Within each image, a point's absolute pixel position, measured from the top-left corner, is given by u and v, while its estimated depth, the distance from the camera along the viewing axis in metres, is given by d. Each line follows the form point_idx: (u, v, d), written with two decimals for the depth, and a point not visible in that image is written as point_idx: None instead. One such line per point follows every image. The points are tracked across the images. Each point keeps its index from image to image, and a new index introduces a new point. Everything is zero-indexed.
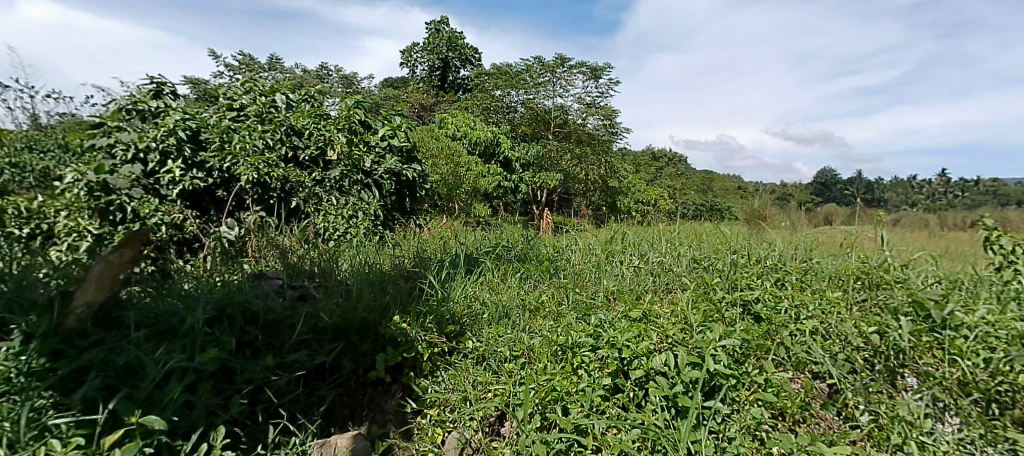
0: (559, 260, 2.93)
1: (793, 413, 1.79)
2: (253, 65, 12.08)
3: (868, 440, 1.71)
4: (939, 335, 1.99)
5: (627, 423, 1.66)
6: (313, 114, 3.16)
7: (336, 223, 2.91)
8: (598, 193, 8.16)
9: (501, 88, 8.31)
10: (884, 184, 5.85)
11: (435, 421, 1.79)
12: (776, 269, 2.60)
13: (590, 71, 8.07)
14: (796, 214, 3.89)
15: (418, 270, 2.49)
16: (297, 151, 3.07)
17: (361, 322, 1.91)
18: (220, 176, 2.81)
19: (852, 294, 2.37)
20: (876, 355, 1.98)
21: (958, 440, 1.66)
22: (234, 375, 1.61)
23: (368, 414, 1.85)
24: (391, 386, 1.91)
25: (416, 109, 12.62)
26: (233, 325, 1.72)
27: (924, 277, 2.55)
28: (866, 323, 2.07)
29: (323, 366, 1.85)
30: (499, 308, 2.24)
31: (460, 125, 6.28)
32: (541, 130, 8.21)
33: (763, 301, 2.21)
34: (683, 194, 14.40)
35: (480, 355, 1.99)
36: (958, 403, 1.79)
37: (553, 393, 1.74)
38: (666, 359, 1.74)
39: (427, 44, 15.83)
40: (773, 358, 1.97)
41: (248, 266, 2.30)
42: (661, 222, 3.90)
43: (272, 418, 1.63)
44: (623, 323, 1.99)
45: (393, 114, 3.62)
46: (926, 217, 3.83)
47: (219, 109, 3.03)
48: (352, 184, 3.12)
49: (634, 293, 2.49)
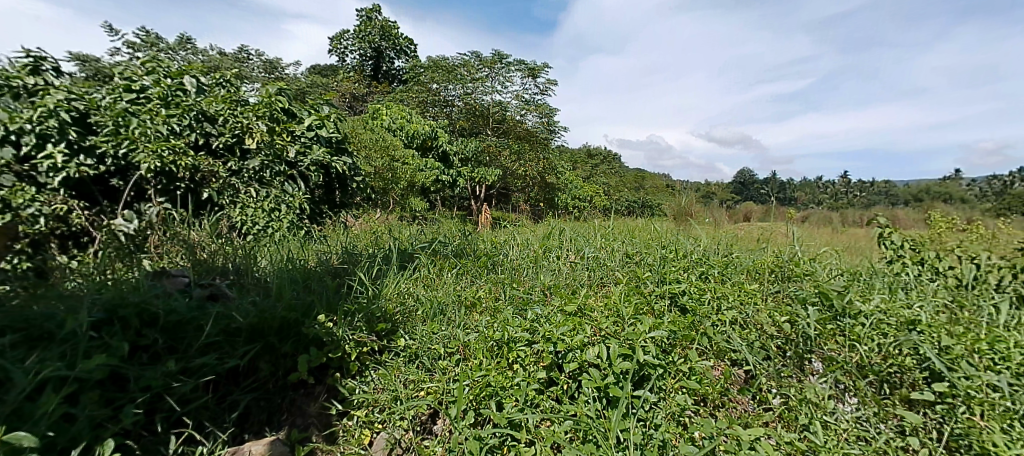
0: (496, 255, 2.92)
1: (713, 398, 1.90)
2: (157, 45, 11.06)
3: (779, 421, 1.84)
4: (840, 322, 2.16)
5: (560, 415, 1.69)
6: (229, 99, 2.89)
7: (254, 217, 2.78)
8: (535, 189, 8.28)
9: (437, 81, 8.07)
10: (794, 185, 6.38)
11: (362, 422, 1.73)
12: (700, 263, 2.76)
13: (527, 69, 8.11)
14: (718, 211, 4.13)
15: (346, 266, 2.38)
16: (209, 138, 2.84)
17: (280, 322, 1.79)
18: (115, 163, 2.53)
19: (767, 286, 2.58)
20: (788, 342, 2.15)
21: (854, 418, 1.82)
22: (127, 382, 1.46)
23: (287, 418, 1.72)
24: (314, 388, 1.81)
25: (345, 100, 12.30)
26: (127, 328, 1.56)
27: (829, 270, 2.80)
28: (779, 313, 2.25)
29: (237, 369, 1.71)
30: (435, 304, 2.21)
31: (394, 117, 6.23)
32: (479, 125, 8.13)
33: (689, 293, 2.34)
34: (619, 191, 14.94)
35: (412, 353, 1.95)
36: (856, 384, 1.95)
37: (488, 388, 1.74)
38: (599, 351, 1.80)
39: (358, 31, 15.26)
40: (697, 348, 2.09)
41: (148, 263, 2.10)
42: (596, 217, 4.01)
43: (174, 428, 1.49)
44: (559, 317, 2.04)
45: (321, 103, 3.41)
46: (830, 214, 4.19)
47: (114, 89, 2.72)
48: (273, 176, 2.94)
49: (570, 287, 2.54)
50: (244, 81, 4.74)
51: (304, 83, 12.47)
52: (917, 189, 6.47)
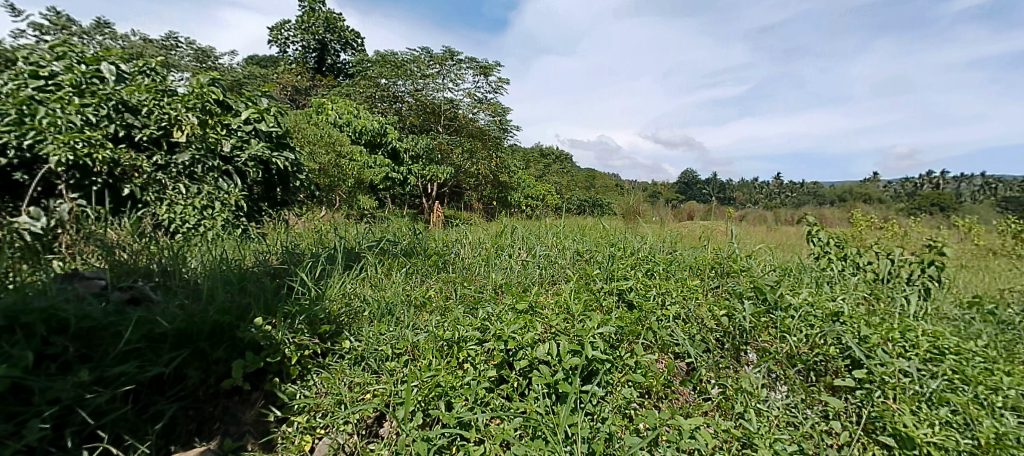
0: (447, 254, 2.89)
1: (657, 391, 1.97)
2: (69, 28, 10.14)
3: (716, 410, 1.95)
4: (773, 315, 2.29)
5: (509, 413, 1.70)
6: (153, 89, 2.70)
7: (184, 215, 2.61)
8: (488, 187, 8.29)
9: (386, 77, 7.86)
10: (731, 186, 6.73)
11: (303, 428, 1.67)
12: (647, 260, 2.85)
13: (479, 67, 8.09)
14: (664, 210, 4.29)
15: (286, 266, 2.27)
16: (131, 129, 2.62)
17: (212, 327, 1.69)
18: (19, 156, 2.31)
19: (708, 281, 2.69)
20: (725, 335, 2.27)
21: (784, 405, 1.94)
22: (32, 395, 1.35)
23: (219, 427, 1.63)
24: (250, 395, 1.72)
25: (285, 92, 11.77)
26: (31, 336, 1.43)
27: (763, 265, 2.97)
28: (719, 307, 2.36)
29: (161, 378, 1.60)
30: (382, 304, 2.16)
31: (340, 111, 6.11)
32: (430, 122, 8.02)
33: (635, 289, 2.41)
34: (571, 190, 15.22)
35: (358, 356, 1.89)
36: (786, 373, 2.08)
37: (437, 389, 1.72)
38: (549, 348, 1.82)
39: (300, 22, 14.66)
40: (643, 342, 2.15)
41: (58, 265, 1.94)
42: (548, 216, 4.05)
43: (87, 442, 1.39)
44: (510, 315, 2.04)
45: (259, 95, 3.24)
46: (765, 213, 4.46)
47: (18, 75, 2.49)
48: (205, 171, 2.77)
49: (522, 285, 2.55)
50: (172, 69, 4.42)
51: (242, 75, 11.83)
52: (842, 190, 7.00)
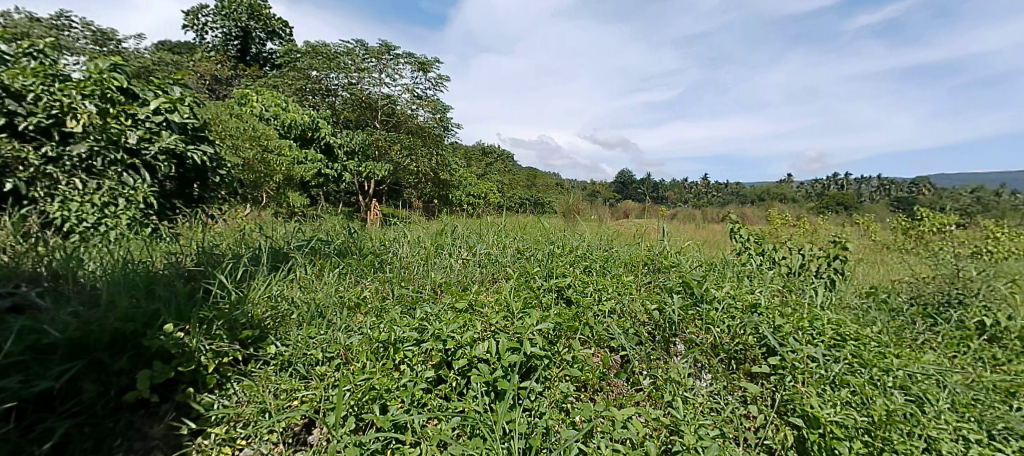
0: (385, 253, 2.81)
1: (593, 384, 2.02)
2: None
3: (647, 400, 2.04)
4: (699, 307, 2.41)
5: (447, 413, 1.67)
6: (41, 73, 2.44)
7: (81, 212, 2.39)
8: (428, 185, 8.17)
9: (318, 69, 7.51)
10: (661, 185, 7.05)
11: (221, 439, 1.56)
12: (584, 257, 2.92)
13: (418, 62, 7.95)
14: (603, 209, 4.42)
15: (203, 268, 2.12)
16: (13, 117, 2.32)
17: (112, 335, 1.53)
18: None
19: (641, 277, 2.80)
20: (656, 328, 2.39)
21: (708, 392, 2.05)
22: None
23: (121, 444, 1.47)
24: (159, 407, 1.58)
25: (202, 81, 10.94)
26: None
27: (691, 261, 3.13)
28: (650, 301, 2.47)
29: (51, 392, 1.45)
30: (312, 306, 2.06)
31: (266, 103, 5.75)
32: (366, 118, 7.78)
33: (574, 286, 2.47)
34: (514, 189, 15.32)
35: (285, 361, 1.80)
36: (710, 361, 2.21)
37: (371, 392, 1.68)
38: (489, 346, 1.81)
39: (221, 7, 13.71)
40: (580, 337, 2.20)
41: None
42: (489, 214, 4.05)
43: None
44: (449, 315, 2.02)
45: (172, 83, 3.00)
46: (694, 212, 4.73)
47: None
48: (106, 164, 2.52)
49: (461, 284, 2.53)
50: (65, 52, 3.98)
51: (153, 61, 10.84)
52: (763, 190, 7.54)
